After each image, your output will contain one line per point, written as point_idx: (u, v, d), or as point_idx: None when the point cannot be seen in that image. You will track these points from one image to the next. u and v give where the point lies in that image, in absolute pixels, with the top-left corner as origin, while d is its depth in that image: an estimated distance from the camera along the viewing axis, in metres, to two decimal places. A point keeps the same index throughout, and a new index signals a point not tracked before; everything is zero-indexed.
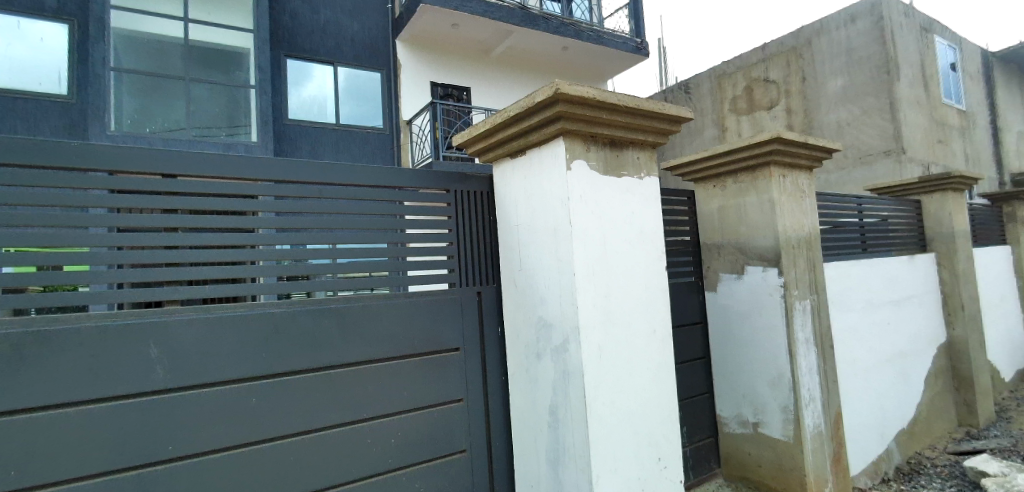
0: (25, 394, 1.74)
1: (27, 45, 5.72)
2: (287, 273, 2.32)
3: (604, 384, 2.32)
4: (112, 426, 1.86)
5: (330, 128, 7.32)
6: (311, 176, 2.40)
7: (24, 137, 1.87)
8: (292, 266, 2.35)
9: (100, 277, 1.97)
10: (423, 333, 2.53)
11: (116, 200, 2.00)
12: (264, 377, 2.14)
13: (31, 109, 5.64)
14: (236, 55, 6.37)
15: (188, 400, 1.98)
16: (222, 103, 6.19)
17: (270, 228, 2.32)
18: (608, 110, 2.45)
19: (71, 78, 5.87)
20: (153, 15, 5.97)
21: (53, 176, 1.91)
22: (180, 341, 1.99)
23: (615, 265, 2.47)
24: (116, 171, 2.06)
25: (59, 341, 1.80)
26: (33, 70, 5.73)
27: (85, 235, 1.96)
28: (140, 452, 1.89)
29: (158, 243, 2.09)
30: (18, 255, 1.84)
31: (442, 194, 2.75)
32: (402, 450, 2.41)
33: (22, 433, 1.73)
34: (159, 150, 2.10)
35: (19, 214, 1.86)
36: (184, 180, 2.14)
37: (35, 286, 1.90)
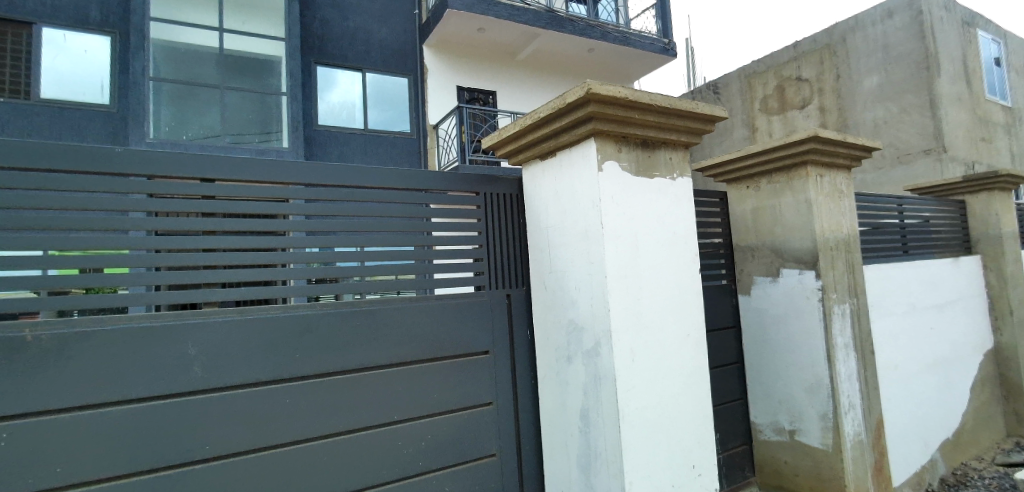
0: (69, 391, 1.80)
1: (71, 57, 5.97)
2: (316, 275, 2.36)
3: (636, 388, 2.28)
4: (152, 424, 1.91)
5: (358, 132, 7.42)
6: (339, 179, 2.44)
7: (70, 144, 1.94)
8: (322, 268, 2.38)
9: (137, 279, 2.03)
10: (452, 335, 2.53)
11: (154, 205, 2.06)
12: (297, 378, 2.17)
13: (75, 118, 5.88)
14: (268, 62, 6.52)
15: (223, 400, 2.02)
16: (253, 110, 6.34)
17: (300, 231, 2.35)
18: (639, 110, 2.42)
19: (113, 87, 6.10)
20: (189, 26, 6.16)
21: (94, 181, 1.98)
22: (218, 341, 2.04)
23: (647, 267, 2.43)
24: (154, 176, 2.12)
25: (102, 341, 1.86)
26: (77, 82, 5.97)
27: (124, 238, 2.02)
28: (178, 450, 1.94)
29: (195, 246, 2.14)
30: (62, 259, 1.91)
31: (471, 197, 2.76)
32: (431, 452, 2.41)
33: (66, 430, 1.78)
34: (197, 156, 2.16)
35: (64, 218, 1.93)
36: (221, 184, 2.20)
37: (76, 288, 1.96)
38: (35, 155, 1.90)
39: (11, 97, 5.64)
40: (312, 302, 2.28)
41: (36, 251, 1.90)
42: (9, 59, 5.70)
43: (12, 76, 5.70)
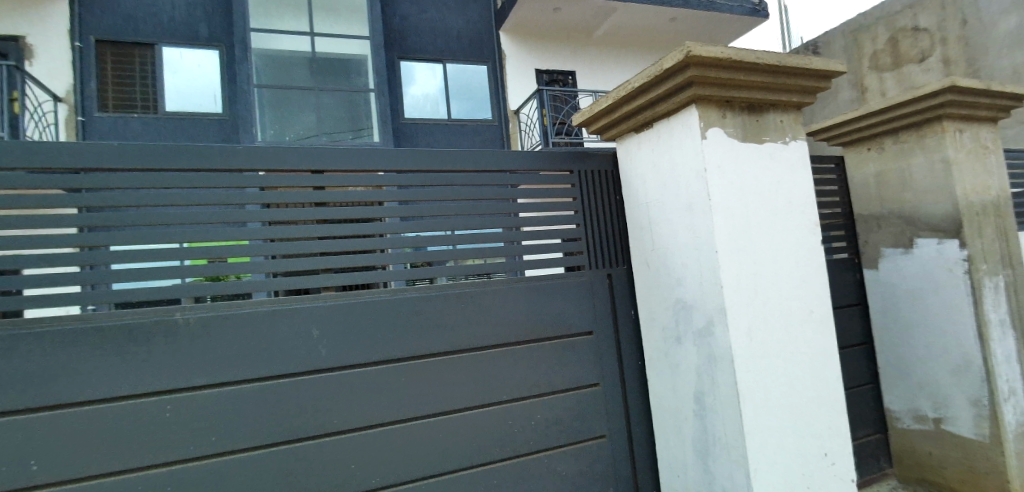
0: (213, 370, 1.96)
1: (190, 73, 6.59)
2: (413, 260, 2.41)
3: (756, 368, 2.12)
4: (285, 400, 2.03)
5: (442, 123, 7.59)
6: (429, 164, 2.47)
7: (195, 144, 2.10)
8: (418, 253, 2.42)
9: (257, 267, 2.17)
10: (554, 316, 2.49)
11: (268, 197, 2.19)
12: (410, 358, 2.23)
13: (195, 127, 6.48)
14: (356, 61, 6.83)
15: (345, 378, 2.12)
16: (345, 108, 6.67)
17: (395, 217, 2.40)
18: (744, 70, 2.22)
19: (224, 97, 6.65)
20: (284, 33, 6.57)
21: (217, 177, 2.13)
22: (337, 322, 2.14)
23: (762, 239, 2.24)
24: (265, 171, 2.24)
25: (236, 324, 2.00)
26: (195, 95, 6.57)
27: (243, 229, 2.15)
28: (310, 424, 2.06)
29: (308, 235, 2.25)
30: (195, 249, 2.08)
31: (565, 176, 2.70)
32: (541, 432, 2.39)
33: (216, 403, 1.95)
34: (306, 149, 2.27)
35: (194, 213, 2.10)
36: (329, 175, 2.31)
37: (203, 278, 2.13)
38: (170, 157, 2.08)
39: (145, 113, 6.33)
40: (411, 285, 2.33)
41: (175, 244, 2.08)
42: (140, 78, 6.37)
43: (143, 94, 6.38)
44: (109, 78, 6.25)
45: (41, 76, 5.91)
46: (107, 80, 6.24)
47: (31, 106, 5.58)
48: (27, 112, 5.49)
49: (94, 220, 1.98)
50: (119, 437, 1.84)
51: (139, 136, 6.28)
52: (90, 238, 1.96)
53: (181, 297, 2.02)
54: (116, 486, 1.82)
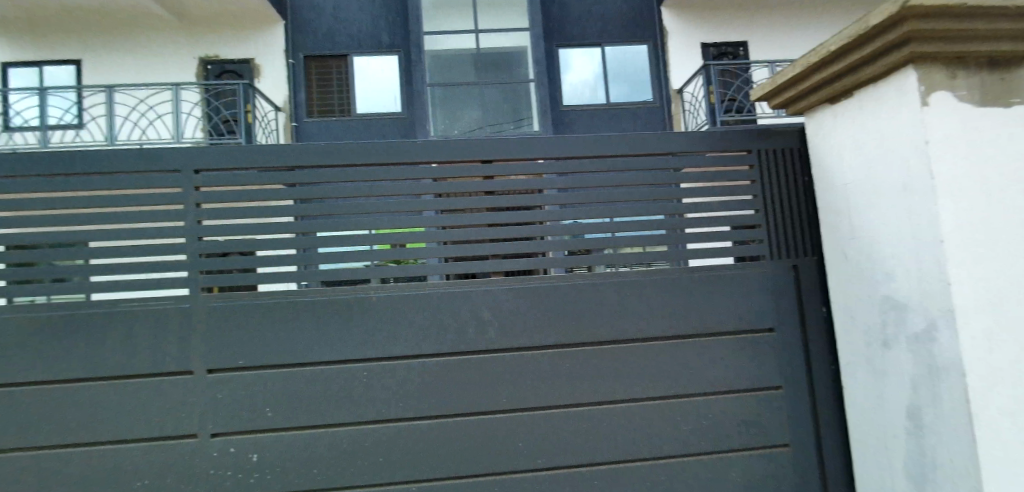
0: (400, 343, 2.20)
1: (373, 78, 7.43)
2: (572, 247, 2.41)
3: (1000, 386, 1.71)
4: (462, 376, 2.21)
5: (601, 108, 7.49)
6: (588, 149, 2.43)
7: (381, 141, 2.34)
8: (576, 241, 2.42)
9: (430, 252, 2.36)
10: (728, 310, 2.32)
11: (441, 187, 2.35)
12: (577, 345, 2.26)
13: (380, 126, 7.31)
14: (517, 54, 7.06)
15: (515, 359, 2.23)
16: (507, 99, 6.95)
17: (554, 204, 2.42)
18: (987, 16, 1.77)
19: (402, 97, 7.38)
20: (453, 33, 7.04)
21: (397, 170, 2.35)
22: (507, 306, 2.26)
23: (1010, 225, 1.79)
24: (437, 162, 2.42)
25: (418, 303, 2.22)
26: (381, 97, 7.41)
27: (419, 217, 2.35)
28: (484, 401, 2.20)
29: (478, 222, 2.38)
30: (381, 235, 2.33)
31: (743, 156, 2.46)
32: (712, 433, 2.26)
33: (404, 373, 2.19)
34: (477, 140, 2.39)
35: (377, 203, 2.34)
36: (497, 164, 2.41)
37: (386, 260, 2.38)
38: (362, 153, 2.34)
39: (341, 116, 7.34)
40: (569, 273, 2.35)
41: (366, 231, 2.35)
42: (338, 85, 7.38)
43: (341, 99, 7.37)
44: (314, 88, 7.34)
45: (267, 90, 7.19)
46: (311, 90, 7.32)
47: (260, 116, 6.84)
48: (257, 122, 6.78)
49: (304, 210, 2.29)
50: (327, 396, 2.16)
51: (334, 136, 7.28)
52: (303, 226, 2.30)
53: (369, 277, 2.29)
54: (326, 436, 2.15)
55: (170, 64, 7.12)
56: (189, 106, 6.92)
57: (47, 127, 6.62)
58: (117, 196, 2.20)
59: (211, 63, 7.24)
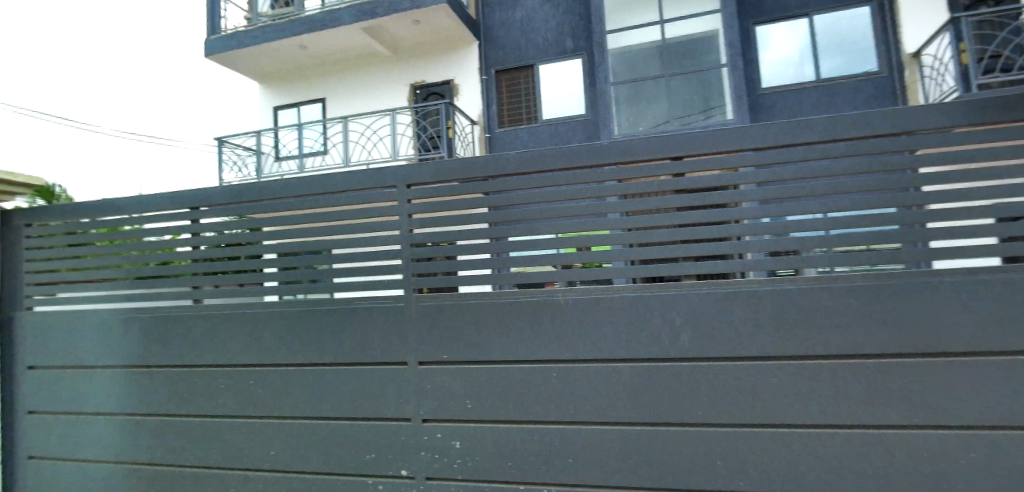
0: (587, 346, 2.22)
1: (557, 84, 7.64)
2: (775, 247, 2.12)
3: None
4: (654, 383, 2.15)
5: (810, 86, 6.51)
6: (788, 136, 2.12)
7: (565, 146, 2.38)
8: (782, 240, 2.12)
9: (616, 255, 2.30)
10: (996, 325, 1.85)
11: (626, 188, 2.29)
12: (786, 358, 2.03)
13: (564, 129, 7.48)
14: (708, 39, 6.56)
15: (712, 371, 2.08)
16: (697, 89, 6.53)
17: (753, 200, 2.17)
18: None
19: (586, 99, 7.42)
20: (637, 27, 6.84)
21: (581, 173, 2.35)
22: (703, 312, 2.10)
23: None
24: (621, 162, 2.35)
25: (607, 307, 2.21)
26: (566, 101, 7.57)
27: (604, 220, 2.32)
28: (678, 411, 2.12)
29: (667, 222, 2.25)
30: (567, 239, 2.35)
31: (1009, 129, 1.93)
32: (973, 477, 1.84)
33: (594, 377, 2.20)
34: (664, 137, 2.27)
35: (562, 207, 2.37)
36: (687, 160, 2.25)
37: (577, 263, 2.39)
38: (548, 160, 2.41)
39: (528, 124, 7.74)
40: (773, 277, 2.07)
41: (551, 235, 2.40)
42: (525, 95, 7.78)
43: (529, 108, 7.76)
44: (504, 101, 7.90)
45: (464, 107, 7.92)
46: (502, 103, 7.91)
47: (459, 131, 7.57)
48: (458, 136, 7.53)
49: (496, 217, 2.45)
50: (518, 393, 2.29)
51: (520, 144, 7.70)
52: (496, 231, 2.46)
53: (557, 280, 2.33)
54: (518, 431, 2.27)
55: (388, 93, 8.34)
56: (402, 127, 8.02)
57: (304, 155, 8.29)
58: (350, 210, 2.63)
59: (421, 88, 8.29)
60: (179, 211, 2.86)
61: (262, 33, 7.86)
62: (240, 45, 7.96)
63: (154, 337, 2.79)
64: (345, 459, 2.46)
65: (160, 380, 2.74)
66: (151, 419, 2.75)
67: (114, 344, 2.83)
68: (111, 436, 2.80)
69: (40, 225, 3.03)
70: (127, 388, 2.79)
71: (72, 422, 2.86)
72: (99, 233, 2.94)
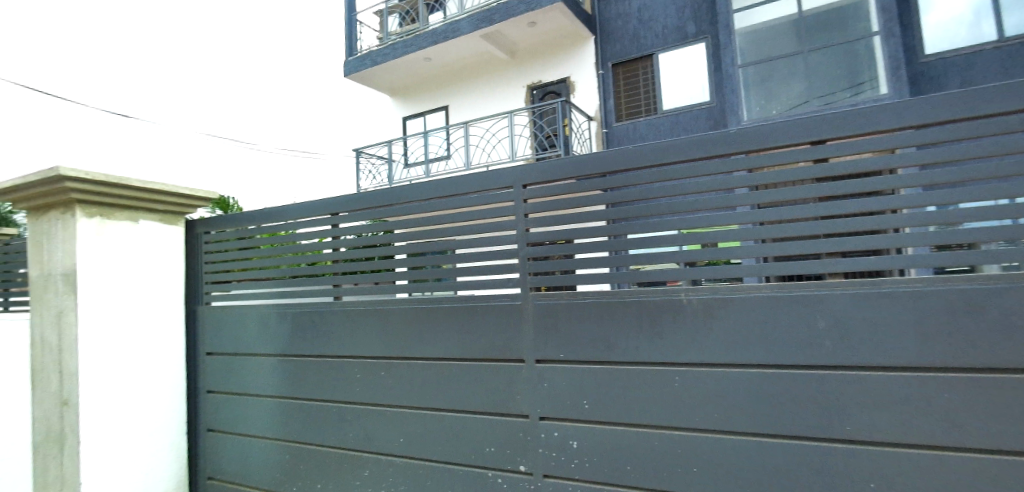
0: (712, 349, 2.07)
1: (677, 71, 7.23)
2: (946, 240, 1.78)
3: None
4: (788, 392, 1.93)
5: (991, 46, 5.42)
6: (1016, 102, 1.70)
7: (685, 137, 2.25)
8: (956, 230, 1.77)
9: (747, 252, 2.11)
10: None
11: (755, 178, 2.08)
12: (956, 368, 1.70)
13: (687, 118, 7.07)
14: (856, 5, 5.78)
15: (858, 381, 1.82)
16: (842, 63, 5.80)
17: (916, 185, 1.85)
18: None
19: (710, 85, 6.93)
20: (769, 2, 6.23)
21: (704, 165, 2.19)
22: (852, 315, 1.85)
23: None
24: (749, 151, 2.16)
25: (737, 307, 2.04)
26: (688, 89, 7.14)
27: (732, 214, 2.13)
28: (819, 424, 1.87)
29: (807, 215, 2.02)
30: (691, 236, 2.23)
31: None
32: None
33: (721, 382, 2.05)
34: (800, 120, 2.04)
35: (684, 202, 2.23)
36: (831, 144, 1.99)
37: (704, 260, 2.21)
38: (666, 153, 2.29)
39: (647, 116, 7.43)
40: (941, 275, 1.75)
41: (673, 232, 2.28)
42: (644, 86, 7.49)
43: (648, 99, 7.47)
44: (621, 94, 7.68)
45: (582, 103, 7.88)
46: (619, 96, 7.69)
47: (576, 128, 7.59)
48: (574, 133, 7.58)
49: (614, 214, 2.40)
50: (637, 396, 2.21)
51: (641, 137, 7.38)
52: (613, 229, 2.40)
53: (680, 279, 2.20)
54: (635, 434, 2.20)
55: (504, 95, 8.56)
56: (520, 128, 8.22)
57: (429, 160, 8.85)
58: (471, 212, 2.74)
59: (538, 88, 8.38)
60: (322, 216, 3.20)
61: (392, 50, 8.55)
62: (374, 63, 8.75)
63: (304, 329, 3.14)
64: (466, 450, 2.57)
65: (308, 368, 3.10)
66: (300, 403, 3.11)
67: (272, 335, 3.26)
68: (270, 415, 3.20)
69: (218, 232, 3.58)
70: (282, 375, 3.19)
71: (241, 402, 3.33)
72: (263, 238, 3.41)
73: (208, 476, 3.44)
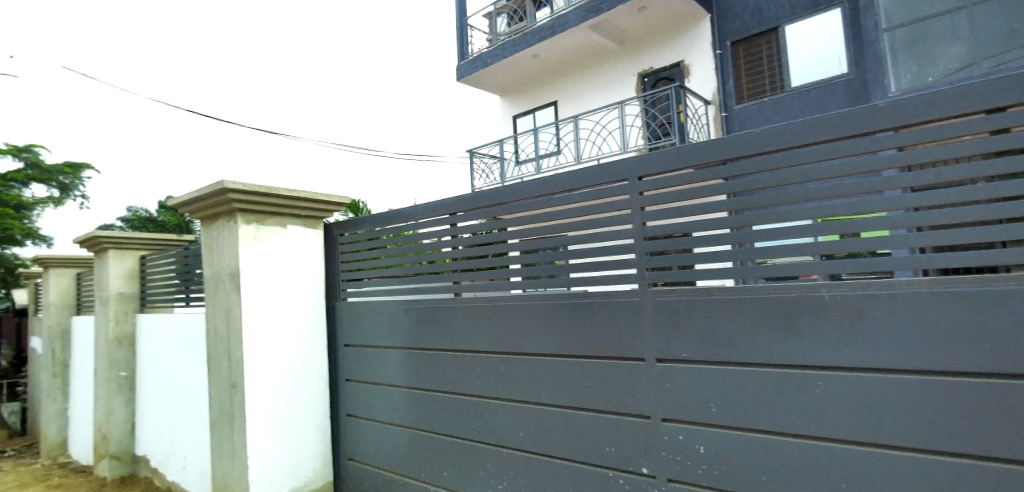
0: (861, 352, 1.82)
1: (807, 43, 6.56)
2: None
3: None
4: (957, 404, 1.63)
5: None
6: None
7: (820, 115, 1.99)
8: None
9: (898, 243, 1.82)
10: None
11: (909, 157, 1.78)
12: None
13: (822, 94, 6.37)
14: None
15: None
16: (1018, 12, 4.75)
17: None
18: None
19: (848, 54, 6.20)
20: None
21: (843, 145, 1.92)
22: None
23: None
24: (901, 126, 1.85)
25: (890, 305, 1.76)
26: (820, 61, 6.44)
27: (878, 199, 1.85)
28: (1002, 444, 1.55)
29: (973, 197, 1.67)
30: (828, 225, 1.96)
31: None
32: None
33: (870, 390, 1.78)
34: (971, 84, 1.70)
35: (820, 189, 1.99)
36: (1014, 110, 1.64)
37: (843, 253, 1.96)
38: (799, 134, 2.05)
39: (772, 95, 6.79)
40: None
41: (807, 221, 2.03)
42: (767, 63, 6.87)
43: (772, 77, 6.83)
44: (743, 73, 7.12)
45: (696, 88, 7.47)
46: (740, 77, 7.13)
47: (691, 113, 7.26)
48: (689, 119, 7.21)
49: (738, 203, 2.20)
50: (770, 401, 2.01)
51: (768, 120, 6.76)
52: (736, 220, 2.21)
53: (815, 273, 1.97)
54: (769, 442, 2.01)
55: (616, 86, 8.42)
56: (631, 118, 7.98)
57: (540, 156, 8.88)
58: (587, 206, 2.69)
59: (647, 75, 8.11)
60: (442, 216, 3.36)
61: (501, 50, 8.77)
62: (484, 65, 9.05)
63: (426, 323, 3.32)
64: (586, 448, 2.53)
65: (431, 361, 3.26)
66: (424, 393, 3.30)
67: (397, 329, 3.49)
68: (400, 403, 3.43)
69: (351, 233, 3.91)
70: (407, 366, 3.41)
71: (374, 389, 3.61)
72: (389, 238, 3.64)
73: (347, 456, 3.77)
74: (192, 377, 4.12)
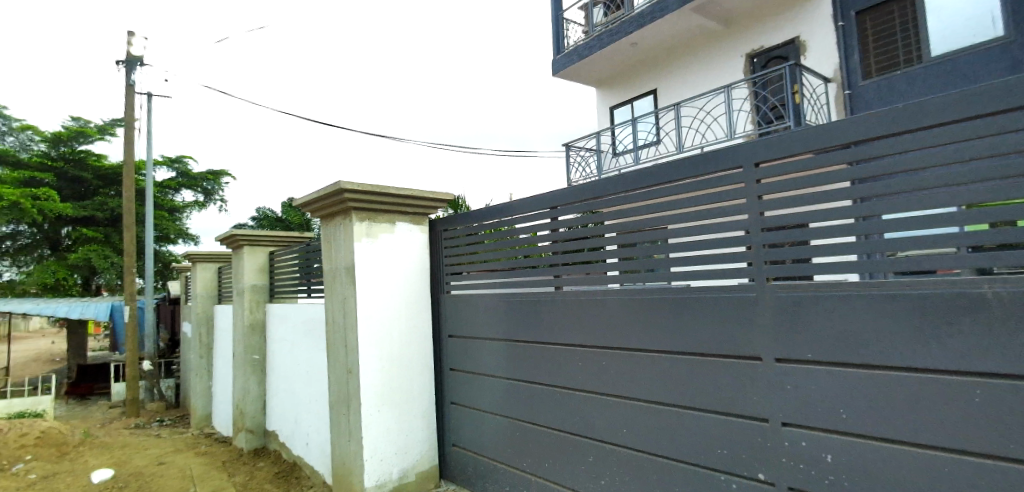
0: None
1: (951, 5, 5.73)
2: None
3: None
4: None
5: None
6: None
7: (968, 88, 1.72)
8: None
9: None
10: None
11: None
12: None
13: (970, 63, 5.52)
14: None
15: None
16: None
17: None
18: None
19: (1006, 14, 5.33)
20: None
21: (998, 121, 1.65)
22: None
23: None
24: None
25: None
26: (969, 25, 5.60)
27: None
28: None
29: None
30: (976, 214, 1.68)
31: None
32: None
33: None
34: None
35: (966, 172, 1.72)
36: None
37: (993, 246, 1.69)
38: (940, 110, 1.78)
39: (906, 67, 5.99)
40: None
41: (951, 208, 1.76)
42: (901, 32, 6.09)
43: (907, 47, 6.05)
44: (870, 45, 6.36)
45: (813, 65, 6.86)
46: (867, 48, 6.38)
47: (808, 92, 6.69)
48: (806, 99, 6.66)
49: (862, 192, 1.96)
50: (915, 412, 1.76)
51: (904, 96, 5.95)
52: (862, 209, 1.98)
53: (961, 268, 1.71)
54: (914, 458, 1.76)
55: (721, 70, 7.97)
56: (738, 102, 7.53)
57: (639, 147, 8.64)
58: (694, 196, 2.54)
59: (757, 56, 7.60)
60: (542, 210, 3.37)
61: (598, 41, 8.70)
62: (580, 57, 9.00)
63: (526, 316, 3.36)
64: (696, 449, 2.42)
65: (531, 353, 3.30)
66: (525, 385, 3.34)
67: (497, 321, 3.57)
68: (501, 394, 3.49)
69: (453, 229, 4.05)
70: (508, 358, 3.47)
71: (476, 380, 3.72)
72: (487, 234, 3.74)
73: (452, 442, 3.92)
74: (313, 362, 4.50)
